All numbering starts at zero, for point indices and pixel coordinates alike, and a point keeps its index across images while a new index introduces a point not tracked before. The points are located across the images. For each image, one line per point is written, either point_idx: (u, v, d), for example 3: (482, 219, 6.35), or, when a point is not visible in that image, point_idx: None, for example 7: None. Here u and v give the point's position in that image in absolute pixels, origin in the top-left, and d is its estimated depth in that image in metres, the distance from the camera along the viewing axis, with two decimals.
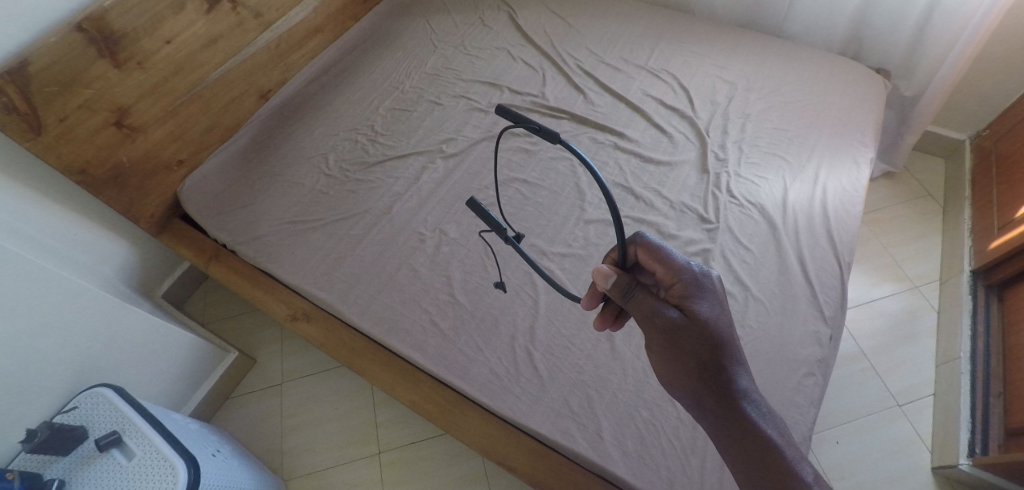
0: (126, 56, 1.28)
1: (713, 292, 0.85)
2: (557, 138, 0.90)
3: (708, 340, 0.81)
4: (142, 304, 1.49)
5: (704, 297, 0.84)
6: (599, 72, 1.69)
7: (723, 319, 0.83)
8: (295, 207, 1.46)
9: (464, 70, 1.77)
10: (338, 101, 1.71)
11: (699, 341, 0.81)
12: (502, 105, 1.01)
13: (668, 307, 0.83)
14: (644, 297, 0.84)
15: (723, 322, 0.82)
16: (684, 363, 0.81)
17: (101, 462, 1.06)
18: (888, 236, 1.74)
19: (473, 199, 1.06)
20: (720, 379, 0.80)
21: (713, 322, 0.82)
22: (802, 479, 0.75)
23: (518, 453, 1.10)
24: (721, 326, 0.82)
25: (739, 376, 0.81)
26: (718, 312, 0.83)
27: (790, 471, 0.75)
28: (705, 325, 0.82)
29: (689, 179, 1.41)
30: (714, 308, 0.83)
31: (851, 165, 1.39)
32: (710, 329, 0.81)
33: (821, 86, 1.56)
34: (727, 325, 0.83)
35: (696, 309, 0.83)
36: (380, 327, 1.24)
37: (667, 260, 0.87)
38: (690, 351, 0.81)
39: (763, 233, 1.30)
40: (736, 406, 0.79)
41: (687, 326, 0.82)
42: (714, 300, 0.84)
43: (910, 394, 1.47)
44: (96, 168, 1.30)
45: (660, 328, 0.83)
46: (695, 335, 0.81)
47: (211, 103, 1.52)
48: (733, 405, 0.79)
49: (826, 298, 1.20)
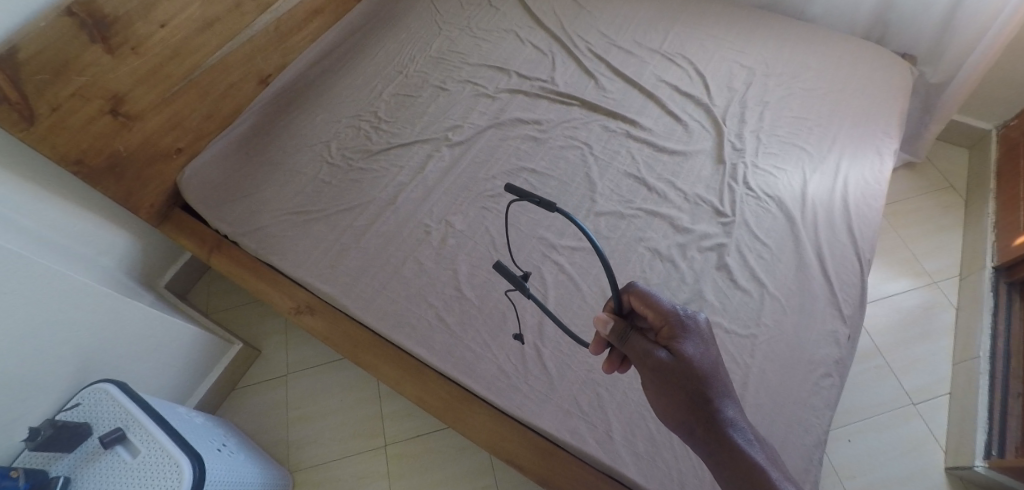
0: (119, 41, 1.24)
1: (699, 333, 0.82)
2: (555, 206, 0.84)
3: (696, 378, 0.78)
4: (145, 296, 1.47)
5: (690, 337, 0.81)
6: (610, 55, 1.63)
7: (710, 358, 0.80)
8: (296, 197, 1.43)
9: (469, 53, 1.71)
10: (339, 86, 1.67)
11: (688, 378, 0.78)
12: (509, 183, 0.92)
13: (657, 348, 0.81)
14: (636, 340, 0.83)
15: (709, 360, 0.79)
16: (675, 403, 0.78)
17: (106, 459, 1.04)
18: (907, 229, 1.69)
19: (496, 266, 0.97)
20: (711, 414, 0.76)
21: (701, 364, 0.79)
22: None
23: (525, 450, 1.08)
24: (707, 365, 0.79)
25: (727, 408, 0.77)
26: (705, 354, 0.80)
27: None
28: (691, 367, 0.79)
29: (704, 170, 1.36)
30: (701, 347, 0.81)
31: (873, 157, 1.33)
32: (697, 370, 0.78)
33: (844, 73, 1.50)
34: (715, 365, 0.80)
35: (683, 349, 0.80)
36: (386, 322, 1.21)
37: (654, 303, 0.84)
38: (680, 389, 0.78)
39: (781, 227, 1.25)
40: (725, 438, 0.75)
41: (674, 367, 0.79)
42: (700, 340, 0.81)
43: (926, 392, 1.44)
44: (92, 158, 1.27)
45: (651, 370, 0.81)
46: (682, 377, 0.78)
47: (209, 90, 1.47)
48: (723, 437, 0.75)
49: (845, 296, 1.16)
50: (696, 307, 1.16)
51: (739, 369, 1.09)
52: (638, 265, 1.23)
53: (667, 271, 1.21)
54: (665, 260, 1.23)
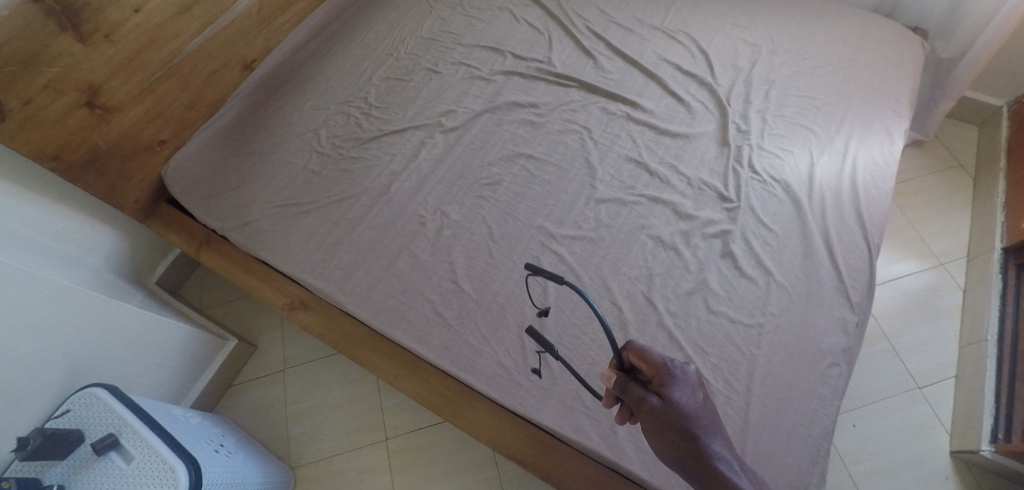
0: (91, 28, 1.17)
1: (689, 379, 0.79)
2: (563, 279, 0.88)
3: (684, 421, 0.74)
4: (134, 294, 1.44)
5: (679, 383, 0.78)
6: (610, 33, 1.56)
7: (700, 402, 0.76)
8: (286, 189, 1.39)
9: (462, 33, 1.64)
10: (328, 72, 1.62)
11: (677, 423, 0.74)
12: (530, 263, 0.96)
13: (647, 395, 0.78)
14: (629, 389, 0.81)
15: (697, 404, 0.76)
16: (669, 453, 0.74)
17: (100, 466, 1.02)
18: (914, 209, 1.66)
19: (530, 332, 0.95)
20: (700, 456, 0.72)
21: (694, 412, 0.75)
22: None
23: (529, 446, 1.05)
24: (696, 409, 0.75)
25: (717, 448, 0.72)
26: (697, 402, 0.77)
27: None
28: (682, 415, 0.75)
29: (707, 153, 1.32)
30: (690, 392, 0.77)
31: (883, 137, 1.30)
32: (686, 416, 0.75)
33: (852, 49, 1.45)
34: (705, 409, 0.76)
35: (671, 395, 0.77)
36: (381, 318, 1.18)
37: (644, 352, 0.82)
38: (669, 434, 0.74)
39: (788, 212, 1.21)
40: (714, 478, 0.70)
41: (664, 415, 0.76)
42: (688, 385, 0.78)
43: (931, 376, 1.42)
44: (70, 153, 1.22)
45: (647, 420, 0.78)
46: (673, 425, 0.74)
47: (190, 78, 1.41)
48: (712, 478, 0.70)
49: (853, 283, 1.13)
50: (701, 296, 1.13)
51: (746, 360, 1.06)
52: (640, 254, 1.19)
53: (671, 260, 1.18)
54: (669, 249, 1.19)
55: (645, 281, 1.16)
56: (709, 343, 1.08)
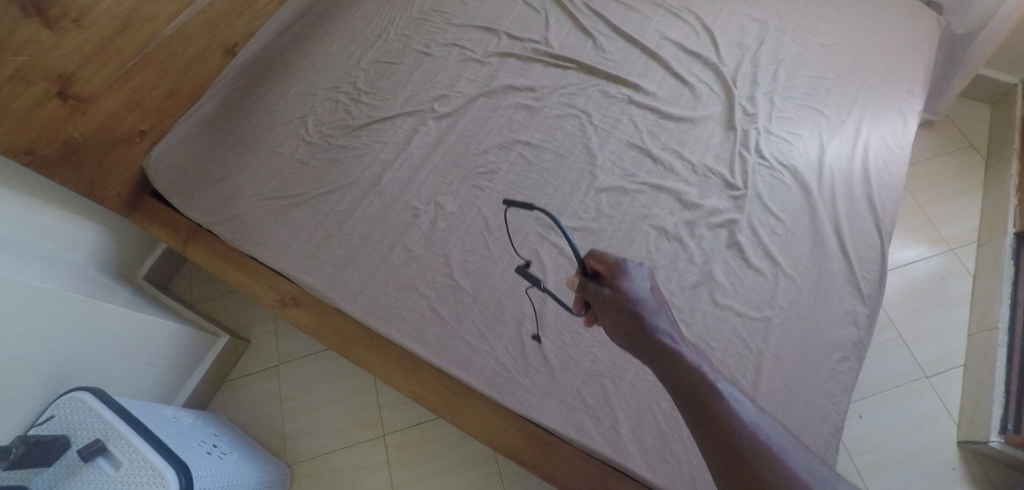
0: (57, 13, 1.11)
1: (640, 269, 0.79)
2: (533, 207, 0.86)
3: (635, 307, 0.75)
4: (121, 291, 1.40)
5: (629, 274, 0.78)
6: (610, 11, 1.49)
7: (651, 290, 0.77)
8: (273, 180, 1.33)
9: (455, 13, 1.57)
10: (316, 56, 1.55)
11: (628, 310, 0.75)
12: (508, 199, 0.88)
13: (601, 288, 0.79)
14: (585, 286, 0.81)
15: (646, 290, 0.77)
16: (621, 342, 0.75)
17: (87, 473, 0.99)
18: (924, 192, 1.61)
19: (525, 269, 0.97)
20: (651, 338, 0.73)
21: (643, 298, 0.76)
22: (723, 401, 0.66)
23: (530, 446, 1.01)
24: (646, 295, 0.76)
25: (666, 330, 0.73)
26: (647, 289, 0.77)
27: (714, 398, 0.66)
28: (631, 302, 0.75)
29: (713, 137, 1.26)
30: (640, 281, 0.78)
31: (896, 119, 1.24)
32: (635, 301, 0.75)
33: (864, 25, 1.38)
34: (655, 295, 0.77)
35: (623, 285, 0.78)
36: (374, 315, 1.14)
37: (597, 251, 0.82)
38: (621, 320, 0.75)
39: (796, 200, 1.16)
40: (663, 355, 0.71)
41: (616, 304, 0.76)
42: (639, 274, 0.79)
43: (939, 365, 1.39)
44: (44, 146, 1.16)
45: (602, 313, 0.79)
46: (623, 311, 0.75)
47: (169, 64, 1.35)
48: (662, 356, 0.71)
49: (864, 274, 1.09)
50: (706, 289, 1.08)
51: (753, 356, 1.02)
52: (643, 246, 1.14)
53: (675, 251, 1.13)
54: (673, 240, 1.14)
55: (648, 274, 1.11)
56: (715, 338, 1.04)
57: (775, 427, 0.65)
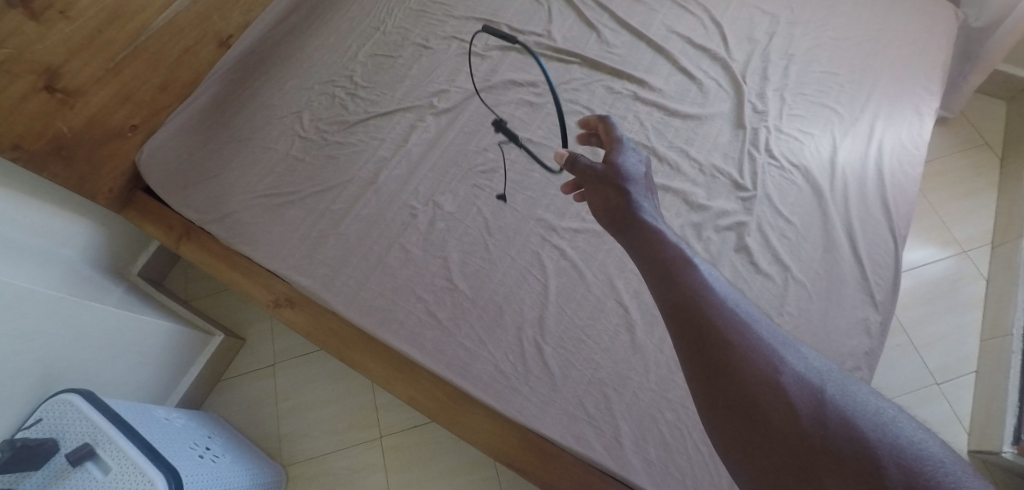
0: (43, 4, 1.07)
1: (638, 154, 0.84)
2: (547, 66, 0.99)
3: (623, 177, 0.78)
4: (114, 288, 1.37)
5: (627, 154, 0.82)
6: (614, 3, 1.44)
7: (641, 172, 0.81)
8: (268, 177, 1.30)
9: (455, 4, 1.52)
10: (312, 48, 1.51)
11: (616, 179, 0.78)
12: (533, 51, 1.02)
13: (596, 157, 0.82)
14: (581, 155, 0.84)
15: (637, 171, 0.81)
16: (599, 205, 0.77)
17: (76, 477, 0.96)
18: (937, 192, 1.57)
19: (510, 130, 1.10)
20: (627, 200, 0.75)
21: (633, 175, 0.80)
22: (683, 252, 0.66)
23: (529, 455, 0.98)
24: (635, 172, 0.80)
25: (646, 199, 0.76)
26: (639, 170, 0.81)
27: (677, 250, 0.66)
28: (622, 173, 0.79)
29: (721, 136, 1.22)
30: (635, 162, 0.82)
31: (912, 118, 1.19)
32: (625, 172, 0.79)
33: (879, 18, 1.33)
34: (643, 177, 0.80)
35: (618, 158, 0.81)
36: (371, 318, 1.10)
37: (605, 125, 0.87)
38: (608, 183, 0.78)
39: (808, 201, 1.12)
40: (636, 212, 0.73)
41: (607, 171, 0.79)
42: (635, 158, 0.83)
43: (951, 371, 1.36)
44: (32, 142, 1.12)
45: (589, 180, 0.81)
46: (613, 177, 0.78)
47: (161, 57, 1.31)
48: (634, 214, 0.73)
49: (877, 279, 1.05)
50: None
51: None
52: None
53: None
54: (679, 243, 1.10)
55: None
56: None
57: (731, 288, 0.64)
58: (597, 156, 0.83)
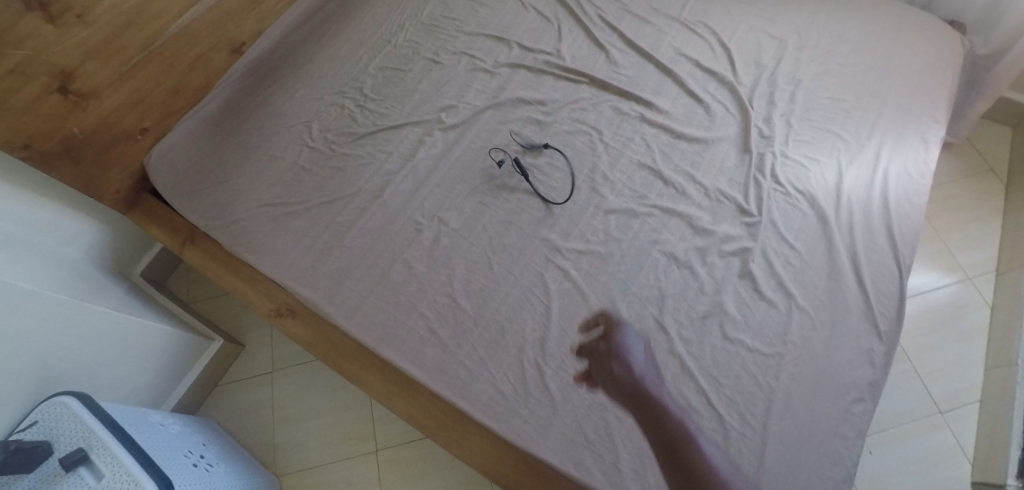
0: (61, 8, 1.08)
1: (642, 346, 0.96)
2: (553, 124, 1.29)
3: (639, 377, 0.89)
4: (115, 290, 1.37)
5: (634, 352, 0.94)
6: (624, 23, 1.45)
7: (647, 365, 0.93)
8: (274, 186, 1.30)
9: (466, 20, 1.53)
10: (322, 58, 1.52)
11: (633, 381, 0.89)
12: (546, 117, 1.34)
13: (611, 358, 0.93)
14: (596, 358, 0.95)
15: (645, 365, 0.92)
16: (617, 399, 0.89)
17: (67, 482, 0.93)
18: (942, 218, 1.57)
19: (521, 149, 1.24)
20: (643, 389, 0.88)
21: (642, 370, 0.91)
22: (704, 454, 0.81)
23: (526, 478, 0.97)
24: (645, 370, 0.91)
25: (660, 398, 0.88)
26: (645, 363, 0.93)
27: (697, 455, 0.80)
28: (635, 373, 0.90)
29: (727, 160, 1.22)
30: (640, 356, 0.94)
31: (918, 146, 1.19)
32: (639, 372, 0.90)
33: (887, 45, 1.34)
34: (651, 373, 0.92)
35: (627, 355, 0.93)
36: (372, 334, 1.10)
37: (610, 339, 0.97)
38: (626, 377, 0.89)
39: (813, 228, 1.12)
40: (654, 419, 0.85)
41: (621, 372, 0.91)
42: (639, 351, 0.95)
43: (955, 400, 1.34)
44: (43, 142, 1.13)
45: (604, 379, 0.93)
46: (631, 373, 0.90)
47: (174, 62, 1.32)
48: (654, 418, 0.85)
49: (882, 309, 1.04)
50: (716, 321, 1.04)
51: (763, 393, 0.98)
52: (651, 272, 1.11)
53: (685, 279, 1.09)
54: (683, 267, 1.10)
55: (656, 302, 1.07)
56: (724, 373, 1.00)
57: (729, 468, 0.81)
58: (608, 360, 0.94)
